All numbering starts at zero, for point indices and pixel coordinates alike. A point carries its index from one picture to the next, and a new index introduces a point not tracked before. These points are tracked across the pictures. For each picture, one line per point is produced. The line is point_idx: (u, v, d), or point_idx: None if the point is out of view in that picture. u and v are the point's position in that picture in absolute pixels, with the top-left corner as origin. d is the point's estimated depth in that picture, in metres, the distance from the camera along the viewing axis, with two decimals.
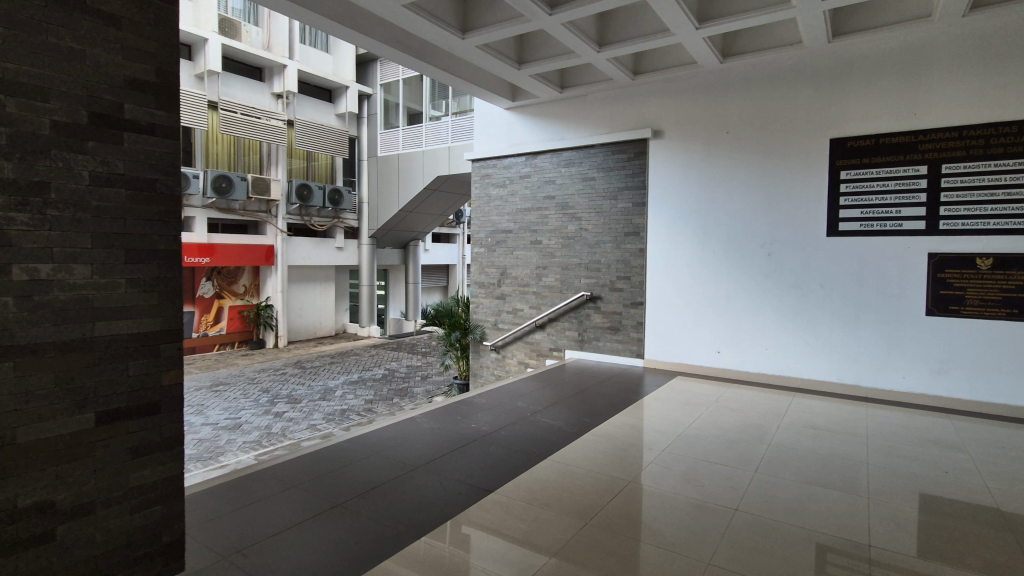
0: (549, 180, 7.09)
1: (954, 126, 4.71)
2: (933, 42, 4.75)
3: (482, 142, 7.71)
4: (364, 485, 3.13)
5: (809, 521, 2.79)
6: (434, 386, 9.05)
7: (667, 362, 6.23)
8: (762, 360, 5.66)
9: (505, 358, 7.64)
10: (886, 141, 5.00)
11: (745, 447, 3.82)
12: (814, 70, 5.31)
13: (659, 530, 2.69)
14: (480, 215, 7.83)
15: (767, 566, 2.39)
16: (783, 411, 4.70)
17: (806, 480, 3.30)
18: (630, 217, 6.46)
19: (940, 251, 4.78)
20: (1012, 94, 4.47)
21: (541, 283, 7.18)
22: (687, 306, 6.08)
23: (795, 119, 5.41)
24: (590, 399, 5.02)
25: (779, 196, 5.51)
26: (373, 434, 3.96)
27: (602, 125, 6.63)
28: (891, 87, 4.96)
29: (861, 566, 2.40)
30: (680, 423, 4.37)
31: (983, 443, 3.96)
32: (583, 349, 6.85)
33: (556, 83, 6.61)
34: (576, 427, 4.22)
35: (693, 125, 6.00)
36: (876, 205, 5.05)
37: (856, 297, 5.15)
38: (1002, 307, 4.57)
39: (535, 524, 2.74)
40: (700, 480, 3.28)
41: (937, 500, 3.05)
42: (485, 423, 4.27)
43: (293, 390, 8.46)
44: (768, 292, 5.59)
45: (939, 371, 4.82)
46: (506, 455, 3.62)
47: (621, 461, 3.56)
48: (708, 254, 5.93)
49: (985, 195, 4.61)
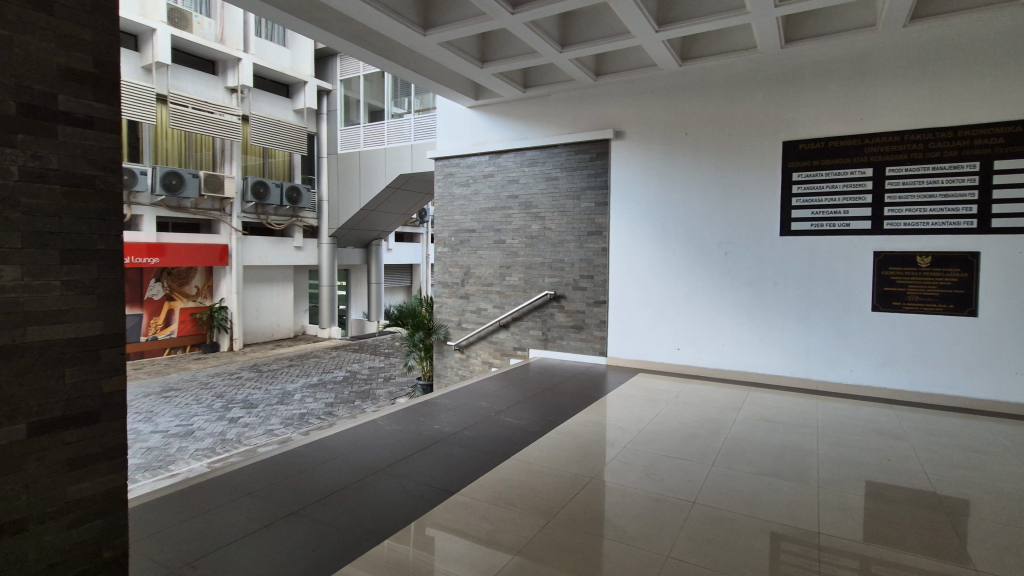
0: (513, 179, 7.09)
1: (896, 130, 4.95)
2: (876, 50, 4.98)
3: (445, 141, 7.65)
4: (323, 491, 3.05)
5: (763, 511, 2.88)
6: (397, 387, 8.94)
7: (629, 360, 6.33)
8: (720, 356, 5.81)
9: (469, 358, 7.60)
10: (835, 143, 5.21)
11: (703, 441, 3.92)
12: (768, 75, 5.48)
13: (619, 524, 2.73)
14: (443, 214, 7.77)
15: (722, 556, 2.46)
16: (739, 405, 4.84)
17: (761, 471, 3.40)
18: (592, 216, 6.53)
19: (884, 250, 5.02)
20: (948, 101, 4.74)
21: (505, 282, 7.18)
22: (648, 304, 6.19)
23: (750, 122, 5.58)
24: (553, 397, 5.05)
25: (735, 196, 5.67)
26: (332, 439, 3.86)
27: (565, 125, 6.67)
28: (838, 93, 5.18)
29: (812, 553, 2.48)
30: (641, 419, 4.45)
31: (923, 431, 4.18)
32: (546, 348, 6.88)
33: (519, 82, 6.61)
34: (538, 426, 4.24)
35: (653, 127, 6.11)
36: (825, 206, 5.26)
37: (807, 293, 5.35)
38: (941, 302, 4.81)
39: (497, 523, 2.73)
40: (660, 474, 3.35)
41: (881, 487, 3.19)
42: (447, 424, 4.23)
43: (249, 394, 8.19)
44: (726, 290, 5.74)
45: (884, 363, 5.06)
46: (469, 456, 3.60)
47: (583, 458, 3.60)
48: (668, 252, 6.06)
49: (924, 197, 4.86)
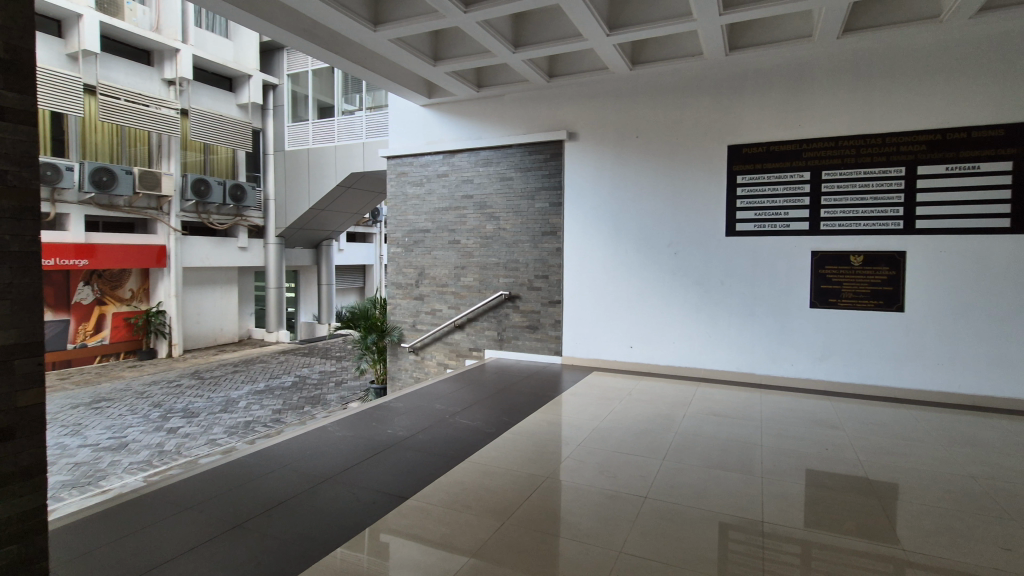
0: (467, 179, 7.05)
1: (832, 136, 5.22)
2: (813, 59, 5.24)
3: (397, 140, 7.53)
4: (269, 502, 2.93)
5: (711, 503, 2.97)
6: (349, 392, 8.72)
7: (583, 359, 6.42)
8: (671, 353, 5.97)
9: (423, 360, 7.50)
10: (776, 148, 5.44)
11: (654, 437, 4.01)
12: (714, 81, 5.67)
13: (573, 522, 2.75)
14: (396, 214, 7.63)
15: (673, 549, 2.51)
16: (689, 400, 4.98)
17: (710, 464, 3.51)
18: (546, 216, 6.57)
19: (821, 250, 5.28)
20: (877, 109, 5.04)
21: (460, 283, 7.13)
22: (602, 303, 6.29)
23: (698, 126, 5.76)
24: (508, 398, 5.04)
25: (684, 198, 5.84)
26: (280, 447, 3.71)
27: (518, 126, 6.69)
28: (779, 99, 5.42)
29: (757, 541, 2.58)
30: (595, 416, 4.51)
31: (857, 420, 4.43)
32: (502, 348, 6.88)
33: (473, 82, 6.58)
34: (493, 427, 4.22)
35: (605, 128, 6.21)
36: (767, 208, 5.48)
37: (751, 291, 5.57)
38: (872, 299, 5.11)
39: (452, 526, 2.70)
40: (613, 471, 3.40)
41: (820, 474, 3.35)
42: (401, 428, 4.15)
43: (190, 403, 7.79)
44: (675, 289, 5.91)
45: (821, 357, 5.33)
46: (423, 460, 3.55)
47: (539, 457, 3.61)
48: (620, 252, 6.17)
49: (856, 200, 5.15)
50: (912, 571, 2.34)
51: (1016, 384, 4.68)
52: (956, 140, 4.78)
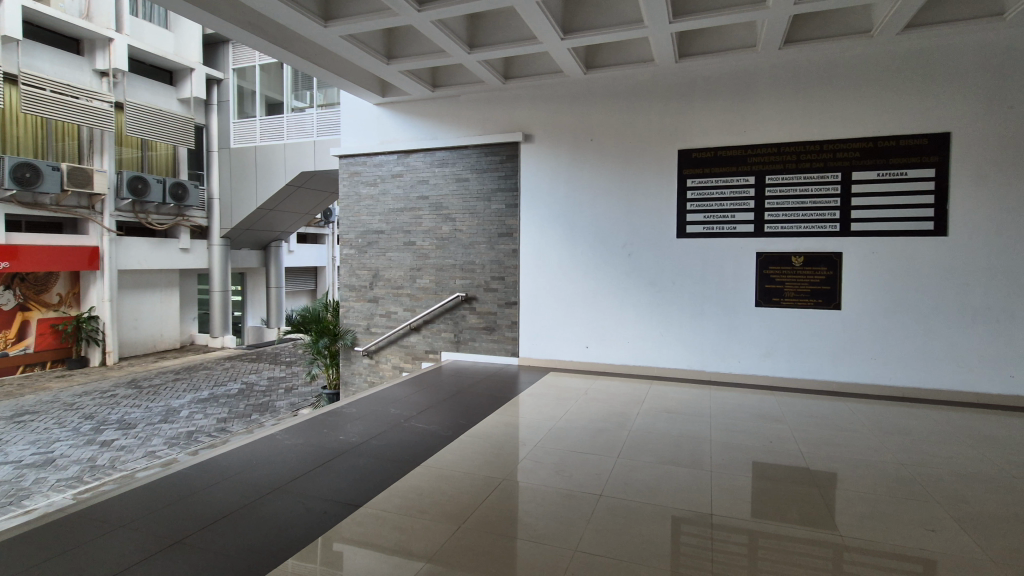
0: (422, 180, 6.96)
1: (775, 142, 5.45)
2: (757, 68, 5.48)
3: (350, 139, 7.37)
4: (211, 515, 2.79)
5: (663, 498, 3.04)
6: (300, 398, 8.45)
7: (540, 359, 6.46)
8: (625, 352, 6.08)
9: (378, 364, 7.36)
10: (723, 153, 5.64)
11: (609, 435, 4.07)
12: (664, 87, 5.83)
13: (529, 523, 2.76)
14: (349, 214, 7.45)
15: (627, 545, 2.54)
16: (642, 398, 5.09)
17: (662, 460, 3.59)
18: (503, 218, 6.57)
19: (765, 251, 5.51)
20: (816, 118, 5.31)
21: (415, 285, 7.03)
22: (558, 304, 6.35)
23: (650, 130, 5.90)
24: (464, 400, 5.00)
25: (637, 201, 5.97)
26: (224, 458, 3.54)
27: (474, 127, 6.67)
28: (725, 106, 5.62)
29: (707, 533, 2.65)
30: (551, 416, 4.54)
31: (799, 413, 4.64)
32: (458, 350, 6.83)
33: (428, 82, 6.51)
34: (450, 430, 4.19)
35: (560, 131, 6.27)
36: (716, 210, 5.67)
37: (701, 291, 5.75)
38: (812, 298, 5.37)
39: (408, 532, 2.65)
40: (569, 470, 3.42)
41: (766, 466, 3.49)
42: (354, 434, 4.05)
43: (126, 414, 7.34)
44: (629, 290, 6.03)
45: (766, 354, 5.56)
46: (378, 466, 3.48)
47: (495, 459, 3.60)
48: (576, 254, 6.25)
49: (797, 203, 5.40)
50: (850, 555, 2.46)
51: (939, 376, 5.03)
52: (886, 148, 5.09)
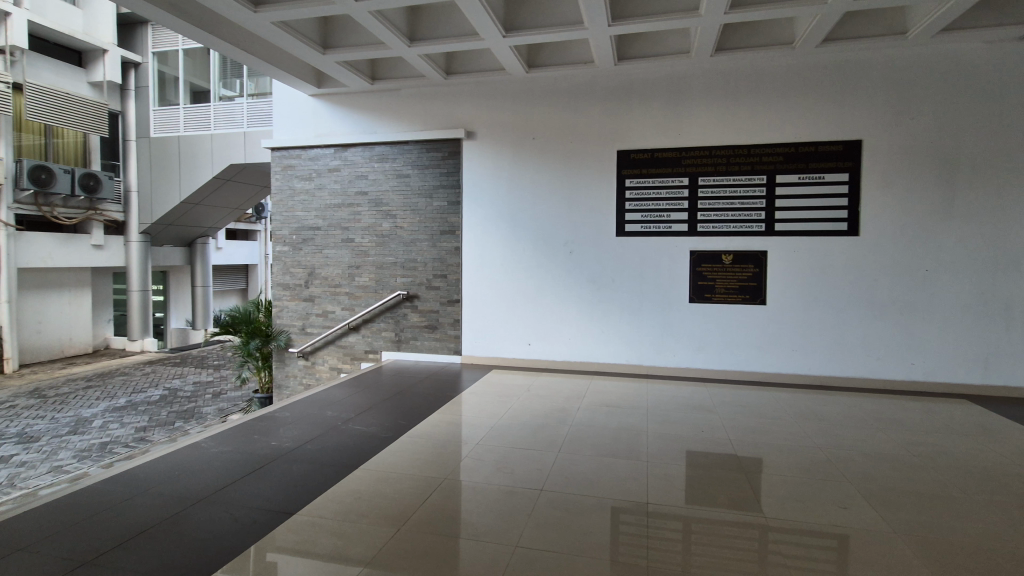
0: (361, 175, 6.75)
1: (707, 146, 5.69)
2: (690, 74, 5.70)
3: (283, 130, 7.04)
4: (126, 532, 2.58)
5: (602, 490, 3.10)
6: (230, 403, 8.02)
7: (482, 357, 6.44)
8: (566, 349, 6.17)
9: (314, 366, 7.09)
10: (659, 155, 5.83)
11: (549, 431, 4.10)
12: (604, 89, 5.96)
13: (471, 521, 2.73)
14: (282, 209, 7.11)
15: (566, 538, 2.57)
16: (582, 394, 5.19)
17: (601, 454, 3.66)
18: (445, 216, 6.49)
19: (698, 249, 5.75)
20: (745, 123, 5.59)
21: (354, 283, 6.82)
22: (500, 302, 6.36)
23: (590, 131, 6.01)
24: (404, 400, 4.91)
25: (577, 200, 6.07)
26: (141, 470, 3.29)
27: (414, 122, 6.56)
28: (661, 109, 5.81)
29: (645, 522, 2.73)
30: (493, 414, 4.54)
31: (729, 403, 4.87)
32: (399, 349, 6.70)
33: (367, 74, 6.34)
34: (390, 431, 4.09)
35: (502, 129, 6.28)
36: (652, 210, 5.85)
37: (638, 289, 5.93)
38: (741, 294, 5.65)
39: (346, 537, 2.57)
40: (510, 467, 3.43)
41: (698, 455, 3.65)
42: (287, 439, 3.88)
43: (28, 426, 6.68)
44: (570, 287, 6.12)
45: (699, 348, 5.81)
46: (313, 471, 3.35)
47: (436, 459, 3.56)
48: (518, 252, 6.27)
49: (727, 204, 5.66)
50: (775, 535, 2.61)
51: (852, 365, 5.43)
52: (806, 153, 5.43)
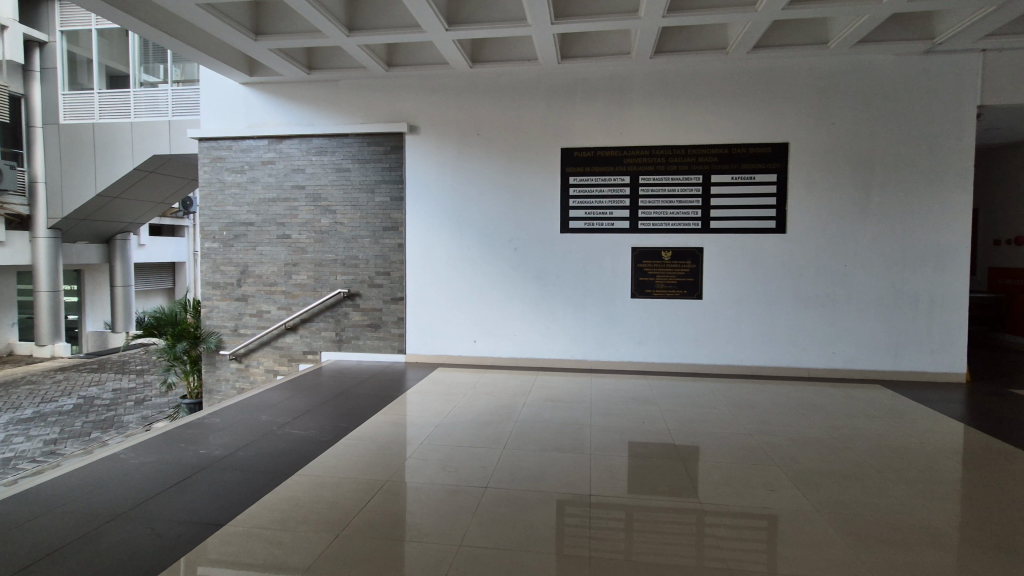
0: (297, 168, 6.47)
1: (647, 145, 5.84)
2: (630, 75, 5.84)
3: (211, 120, 6.65)
4: (30, 556, 2.36)
5: (545, 484, 3.13)
6: (154, 411, 7.52)
7: (428, 355, 6.36)
8: (512, 345, 6.19)
9: (248, 368, 6.76)
10: (601, 153, 5.93)
11: (496, 428, 4.10)
12: (548, 86, 6.00)
13: (415, 523, 2.68)
14: (211, 203, 6.70)
15: (511, 534, 2.57)
16: (528, 389, 5.22)
17: (545, 448, 3.69)
18: (387, 212, 6.33)
19: (640, 246, 5.90)
20: (683, 124, 5.78)
21: (291, 282, 6.54)
22: (445, 299, 6.28)
23: (534, 128, 6.04)
24: (345, 402, 4.77)
25: (522, 197, 6.08)
26: (48, 487, 3.01)
27: (354, 115, 6.36)
28: (604, 108, 5.91)
29: (589, 513, 2.78)
30: (438, 413, 4.47)
31: (669, 395, 5.04)
32: (340, 350, 6.50)
33: (303, 63, 6.08)
34: (329, 434, 3.96)
35: (446, 124, 6.20)
36: (596, 207, 5.95)
37: (583, 285, 6.02)
38: (679, 289, 5.85)
39: (284, 546, 2.45)
40: (455, 466, 3.40)
41: (639, 446, 3.74)
42: (217, 447, 3.67)
43: None
44: (515, 284, 6.14)
45: (640, 342, 5.97)
46: (247, 479, 3.18)
47: (379, 461, 3.47)
48: (463, 248, 6.22)
49: (666, 202, 5.83)
50: (711, 519, 2.72)
51: (781, 356, 5.75)
52: (738, 155, 5.68)
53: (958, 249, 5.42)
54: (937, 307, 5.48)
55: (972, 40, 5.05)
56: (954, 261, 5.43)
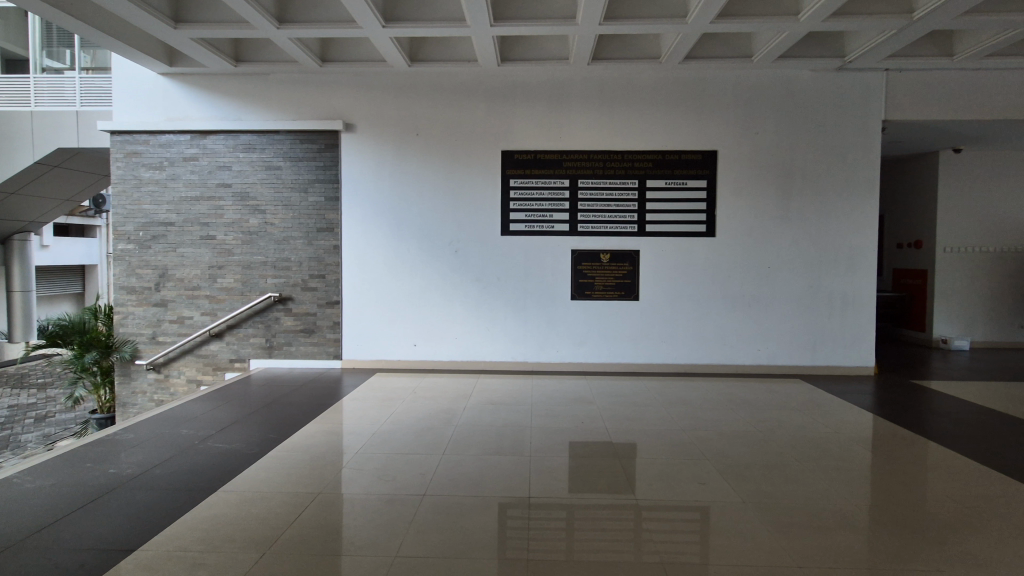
0: (223, 166, 6.11)
1: (585, 150, 5.95)
2: (569, 80, 5.93)
3: (125, 112, 6.16)
4: None
5: (485, 488, 3.10)
6: (58, 429, 6.88)
7: (366, 360, 6.18)
8: (453, 348, 6.13)
9: (168, 379, 6.31)
10: (542, 156, 5.97)
11: (435, 433, 4.03)
12: (488, 87, 5.98)
13: (350, 536, 2.58)
14: (124, 201, 6.20)
15: (449, 542, 2.52)
16: (469, 393, 5.19)
17: (486, 452, 3.67)
18: (322, 212, 6.10)
19: (579, 248, 5.99)
20: (619, 130, 5.94)
21: (216, 285, 6.17)
22: (384, 301, 6.13)
23: (474, 130, 6.01)
24: (276, 412, 4.54)
25: (463, 198, 6.03)
26: None
27: (286, 111, 6.10)
28: (545, 111, 5.97)
29: (529, 514, 2.78)
30: (376, 419, 4.36)
31: (607, 394, 5.14)
32: (271, 357, 6.21)
33: (229, 55, 5.76)
34: (258, 447, 3.75)
35: (384, 123, 6.06)
36: (536, 210, 5.99)
37: (523, 286, 6.05)
38: (617, 291, 5.99)
39: (204, 568, 2.29)
40: (393, 473, 3.31)
41: (579, 446, 3.79)
42: (130, 465, 3.39)
43: None
44: (456, 285, 6.08)
45: (580, 342, 6.07)
46: (162, 498, 2.96)
47: (312, 472, 3.33)
48: (402, 251, 6.10)
49: (604, 205, 5.95)
50: (647, 513, 2.79)
51: (711, 353, 6.01)
52: (671, 161, 5.90)
53: (867, 252, 5.87)
54: (850, 306, 5.91)
55: (877, 60, 5.49)
56: (864, 263, 5.88)
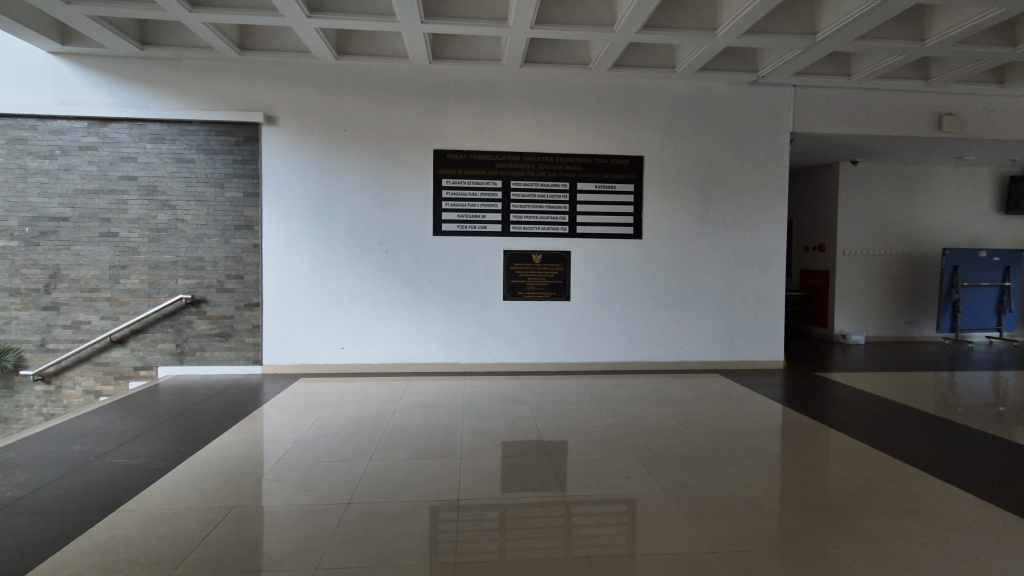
0: (127, 157, 5.63)
1: (517, 151, 5.99)
2: (500, 81, 5.95)
3: (7, 93, 5.50)
4: None
5: (414, 493, 3.03)
6: None
7: (289, 364, 5.90)
8: (383, 351, 5.98)
9: (60, 390, 5.70)
10: (474, 157, 5.95)
11: (362, 439, 3.90)
12: (419, 85, 5.89)
13: (269, 550, 2.44)
14: (6, 193, 5.54)
15: (376, 549, 2.45)
16: (399, 396, 5.08)
17: (415, 455, 3.61)
18: (240, 209, 5.75)
19: (512, 249, 6.02)
20: (551, 133, 6.03)
21: (118, 287, 5.66)
22: (309, 303, 5.88)
23: (405, 128, 5.89)
24: (186, 422, 4.23)
25: (393, 197, 5.90)
26: None
27: (199, 100, 5.71)
28: (476, 111, 5.96)
29: (460, 516, 2.76)
30: (299, 426, 4.16)
31: (538, 393, 5.20)
32: (183, 363, 5.79)
33: (134, 37, 5.30)
34: (165, 460, 3.48)
35: (309, 117, 5.81)
36: (468, 210, 5.96)
37: (456, 287, 6.00)
38: (548, 291, 6.08)
39: None
40: (315, 482, 3.17)
41: (511, 445, 3.81)
42: (9, 488, 3.02)
43: None
44: (386, 286, 5.94)
45: (513, 343, 6.10)
46: (49, 522, 2.66)
47: (228, 484, 3.13)
48: (328, 250, 5.87)
49: (535, 207, 6.02)
50: (575, 508, 2.85)
51: (638, 351, 6.23)
52: (600, 164, 6.06)
53: (777, 254, 6.31)
54: (762, 304, 6.33)
55: (785, 76, 5.92)
56: (774, 265, 6.32)
